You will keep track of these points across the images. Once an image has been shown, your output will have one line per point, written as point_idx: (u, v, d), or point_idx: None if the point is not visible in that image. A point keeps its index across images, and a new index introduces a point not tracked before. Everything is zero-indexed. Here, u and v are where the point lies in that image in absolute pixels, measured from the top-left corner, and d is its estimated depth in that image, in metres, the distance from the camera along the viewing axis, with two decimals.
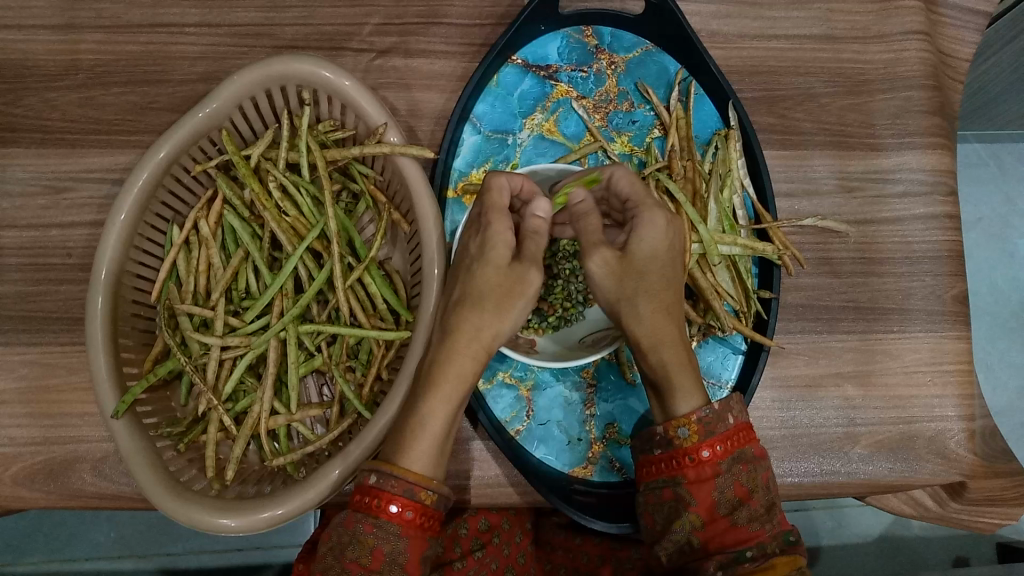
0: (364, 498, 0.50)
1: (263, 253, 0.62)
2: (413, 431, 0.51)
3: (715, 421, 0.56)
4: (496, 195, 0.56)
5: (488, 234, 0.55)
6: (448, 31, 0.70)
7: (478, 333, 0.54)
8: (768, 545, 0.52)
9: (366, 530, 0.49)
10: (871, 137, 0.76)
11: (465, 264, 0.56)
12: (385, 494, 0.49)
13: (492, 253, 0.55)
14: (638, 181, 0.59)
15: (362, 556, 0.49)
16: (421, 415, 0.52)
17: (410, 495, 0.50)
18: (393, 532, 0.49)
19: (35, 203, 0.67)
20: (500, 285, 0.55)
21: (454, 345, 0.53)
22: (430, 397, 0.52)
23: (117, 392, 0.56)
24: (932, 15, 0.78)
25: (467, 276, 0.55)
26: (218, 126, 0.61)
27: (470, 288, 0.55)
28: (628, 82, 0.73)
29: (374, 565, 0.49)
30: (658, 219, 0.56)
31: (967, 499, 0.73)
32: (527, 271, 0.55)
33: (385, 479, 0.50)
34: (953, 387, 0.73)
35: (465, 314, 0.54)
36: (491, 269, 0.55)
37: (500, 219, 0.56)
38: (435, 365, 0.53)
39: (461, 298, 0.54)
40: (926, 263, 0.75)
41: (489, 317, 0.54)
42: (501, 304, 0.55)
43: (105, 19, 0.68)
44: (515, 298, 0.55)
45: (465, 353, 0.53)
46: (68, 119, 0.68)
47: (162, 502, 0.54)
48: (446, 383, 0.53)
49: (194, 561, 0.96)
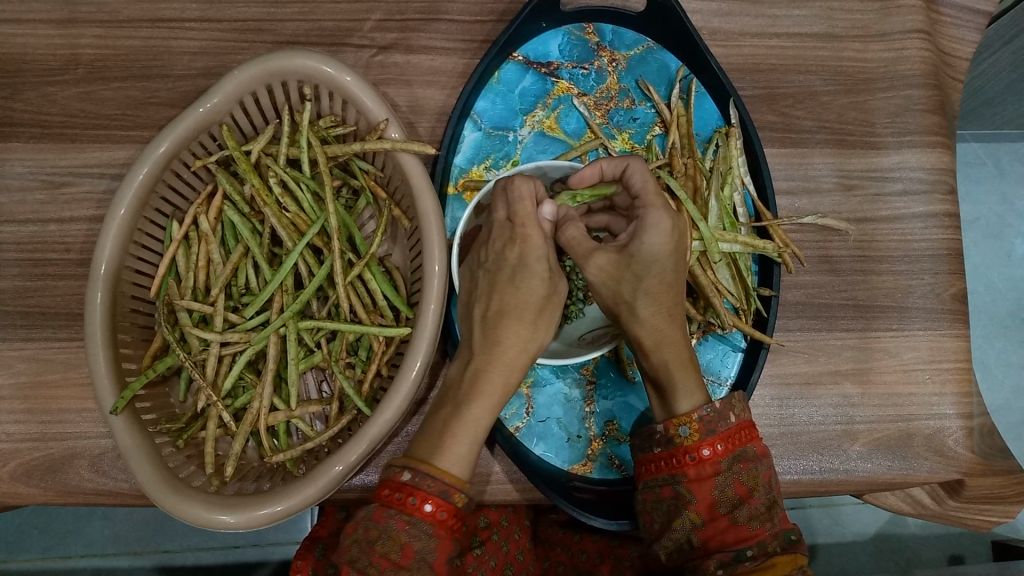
0: (397, 494, 0.49)
1: (263, 249, 0.62)
2: (454, 433, 0.52)
3: (715, 419, 0.55)
4: (528, 204, 0.56)
5: (527, 247, 0.56)
6: (449, 27, 0.70)
7: (524, 346, 0.55)
8: (769, 544, 0.52)
9: (399, 527, 0.48)
10: (872, 135, 0.76)
11: (503, 273, 0.56)
12: (421, 493, 0.49)
13: (534, 264, 0.56)
14: (652, 180, 0.58)
15: (392, 551, 0.48)
16: (466, 418, 0.52)
17: (445, 496, 0.49)
18: (425, 531, 0.49)
19: (34, 198, 0.67)
20: (544, 299, 0.56)
21: (499, 355, 0.54)
22: (475, 404, 0.53)
23: (117, 388, 0.56)
24: (932, 14, 0.78)
25: (508, 286, 0.56)
26: (218, 121, 0.60)
27: (512, 299, 0.55)
28: (629, 80, 0.73)
29: (404, 562, 0.48)
30: (663, 221, 0.55)
31: (965, 496, 0.73)
32: (558, 283, 0.58)
33: (420, 477, 0.49)
34: (952, 385, 0.73)
35: (511, 326, 0.55)
36: (535, 282, 0.56)
37: (535, 231, 0.56)
38: (479, 375, 0.54)
39: (502, 309, 0.55)
40: (925, 261, 0.75)
41: (532, 329, 0.55)
42: (539, 319, 0.56)
43: (104, 14, 0.68)
44: (553, 309, 0.57)
45: (510, 364, 0.54)
46: (67, 114, 0.67)
47: (160, 497, 0.54)
48: (491, 390, 0.54)
49: (191, 558, 0.96)
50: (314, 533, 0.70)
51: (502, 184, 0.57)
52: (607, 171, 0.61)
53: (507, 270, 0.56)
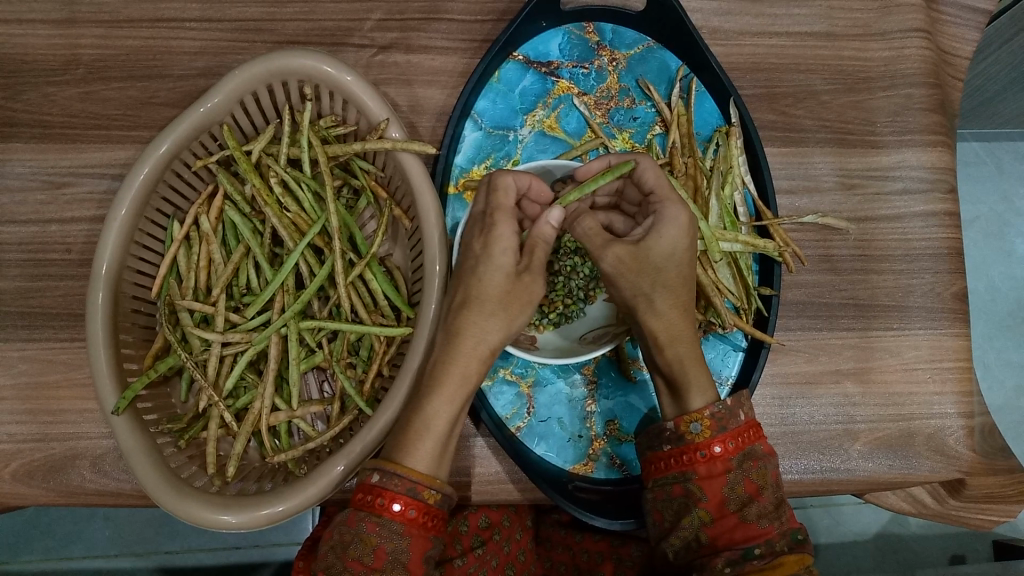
0: (367, 497, 0.50)
1: (263, 249, 0.62)
2: (418, 431, 0.51)
3: (727, 416, 0.56)
4: (502, 196, 0.56)
5: (493, 235, 0.54)
6: (449, 27, 0.70)
7: (484, 336, 0.54)
8: (777, 543, 0.53)
9: (370, 529, 0.49)
10: (872, 135, 0.76)
11: (470, 265, 0.55)
12: (388, 493, 0.50)
13: (498, 255, 0.54)
14: (664, 176, 0.59)
15: (365, 554, 0.49)
16: (426, 414, 0.52)
17: (413, 494, 0.50)
18: (396, 531, 0.49)
19: (35, 198, 0.67)
20: (507, 286, 0.54)
21: (459, 347, 0.53)
22: (435, 398, 0.52)
23: (118, 388, 0.56)
24: (933, 13, 0.78)
25: (472, 276, 0.54)
26: (219, 121, 0.60)
27: (475, 290, 0.54)
28: (629, 79, 0.73)
29: (377, 564, 0.49)
30: (680, 215, 0.55)
31: (967, 496, 0.73)
32: (534, 284, 0.55)
33: (387, 477, 0.50)
34: (953, 384, 0.73)
35: (471, 317, 0.53)
36: (496, 272, 0.54)
37: (505, 220, 0.55)
38: (439, 367, 0.53)
39: (465, 300, 0.54)
40: (926, 260, 0.75)
41: (493, 319, 0.54)
42: (502, 309, 0.54)
43: (105, 14, 0.68)
44: (521, 305, 0.55)
45: (470, 354, 0.53)
46: (67, 114, 0.67)
47: (161, 497, 0.54)
48: (450, 383, 0.52)
49: (191, 558, 0.96)
50: (315, 532, 0.68)
51: (489, 178, 0.57)
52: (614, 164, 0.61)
53: (471, 259, 0.55)
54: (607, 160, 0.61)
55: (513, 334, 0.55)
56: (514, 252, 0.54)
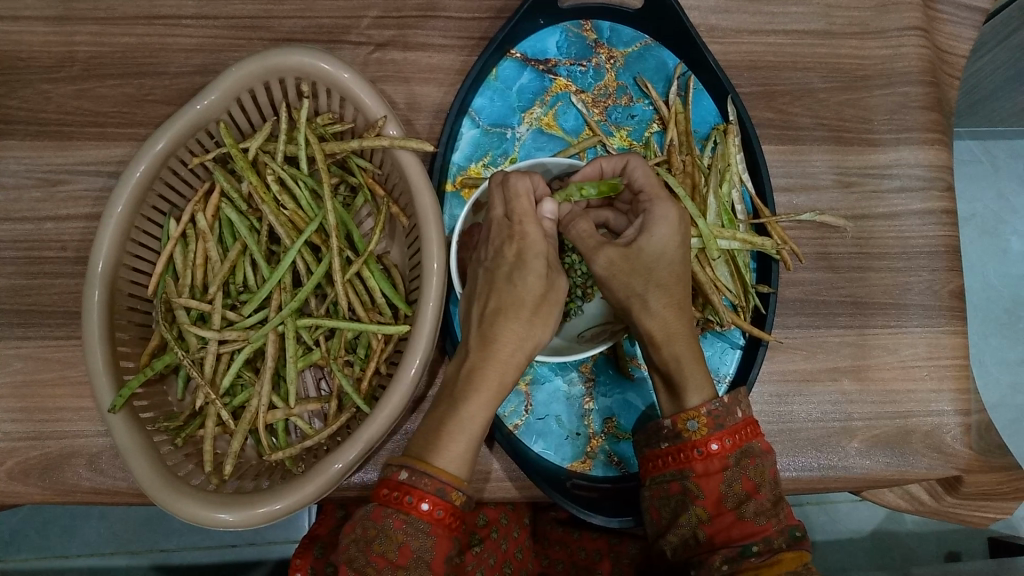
0: (393, 493, 0.49)
1: (261, 247, 0.62)
2: (450, 432, 0.51)
3: (724, 414, 0.56)
4: (524, 200, 0.55)
5: (526, 242, 0.55)
6: (446, 24, 0.70)
7: (521, 343, 0.53)
8: (775, 540, 0.53)
9: (395, 526, 0.49)
10: (869, 133, 0.76)
11: (502, 272, 0.55)
12: (417, 491, 0.49)
13: (532, 260, 0.54)
14: (653, 174, 0.59)
15: (389, 550, 0.48)
16: (461, 417, 0.51)
17: (441, 495, 0.49)
18: (422, 529, 0.49)
19: (30, 196, 0.67)
20: (541, 294, 0.54)
21: (497, 354, 0.53)
22: (471, 401, 0.52)
23: (115, 386, 0.56)
24: (930, 11, 0.78)
25: (506, 283, 0.54)
26: (216, 118, 0.60)
27: (509, 296, 0.54)
28: (627, 77, 0.73)
29: (402, 561, 0.48)
30: (670, 214, 0.56)
31: (963, 493, 0.73)
32: (558, 279, 0.56)
33: (417, 475, 0.49)
34: (949, 381, 0.73)
35: (508, 324, 0.53)
36: (532, 278, 0.54)
37: (534, 226, 0.55)
38: (475, 372, 0.53)
39: (500, 307, 0.54)
40: (922, 258, 0.76)
41: (529, 326, 0.54)
42: (536, 316, 0.54)
43: (100, 11, 0.68)
44: (551, 307, 0.55)
45: (508, 361, 0.53)
46: (63, 111, 0.67)
47: (157, 495, 0.53)
48: (488, 388, 0.52)
49: (187, 557, 0.96)
50: (312, 531, 0.70)
51: (503, 177, 0.57)
52: (607, 170, 0.62)
53: (505, 267, 0.55)
54: (600, 163, 0.62)
55: (546, 343, 0.56)
56: (545, 258, 0.55)
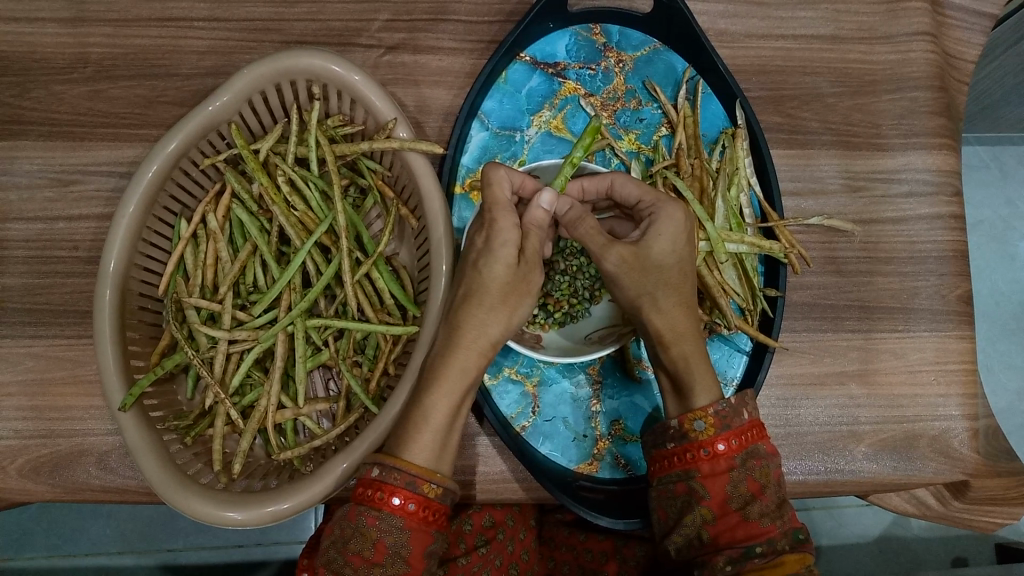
0: (367, 491, 0.50)
1: (271, 247, 0.62)
2: (417, 424, 0.51)
3: (731, 415, 0.56)
4: (498, 189, 0.54)
5: (495, 230, 0.54)
6: (455, 27, 0.70)
7: (484, 329, 0.53)
8: (778, 542, 0.53)
9: (369, 523, 0.49)
10: (877, 137, 0.76)
11: (472, 259, 0.55)
12: (387, 487, 0.49)
13: (499, 248, 0.53)
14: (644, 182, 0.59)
15: (365, 548, 0.49)
16: (425, 407, 0.51)
17: (413, 488, 0.49)
18: (396, 525, 0.49)
19: (43, 195, 0.67)
20: (510, 282, 0.54)
21: (459, 340, 0.53)
22: (434, 390, 0.52)
23: (126, 385, 0.56)
24: (939, 16, 0.78)
25: (473, 271, 0.54)
26: (227, 120, 0.61)
27: (476, 284, 0.54)
28: (636, 80, 0.73)
29: (377, 558, 0.49)
30: (677, 212, 0.56)
31: (970, 498, 0.73)
32: (531, 273, 0.55)
33: (387, 472, 0.49)
34: (958, 386, 0.73)
35: (472, 312, 0.53)
36: (500, 266, 0.53)
37: (505, 214, 0.54)
38: (440, 360, 0.53)
39: (467, 294, 0.54)
40: (931, 263, 0.75)
41: (492, 312, 0.53)
42: (504, 302, 0.54)
43: (113, 13, 0.68)
44: (521, 295, 0.55)
45: (470, 347, 0.53)
46: (76, 112, 0.67)
47: (166, 493, 0.54)
48: (449, 374, 0.52)
49: (195, 557, 0.96)
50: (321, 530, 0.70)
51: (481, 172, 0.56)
52: (589, 185, 0.62)
53: (475, 253, 0.55)
54: (579, 184, 0.62)
55: (516, 326, 0.55)
56: (516, 246, 0.54)
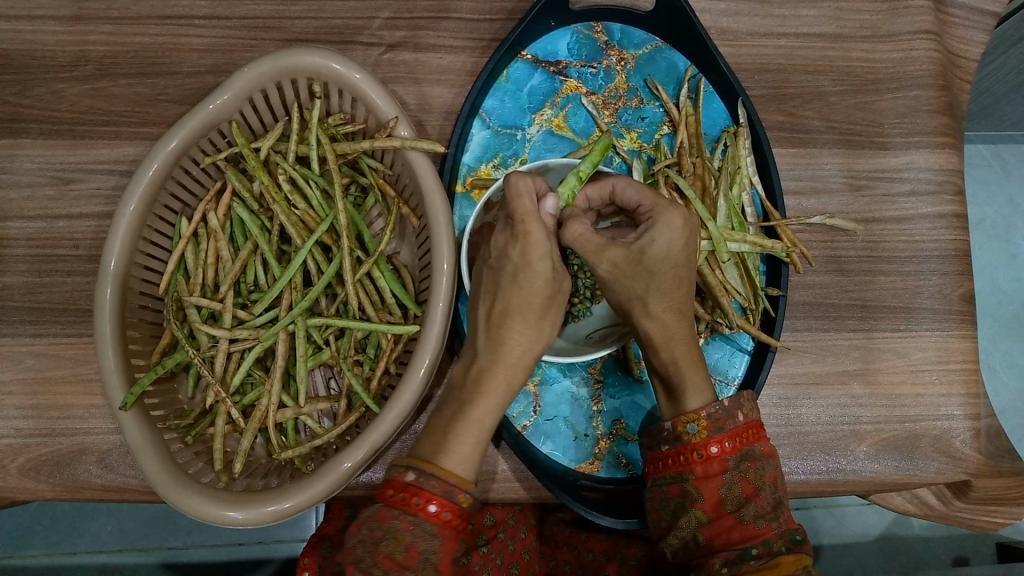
0: (401, 495, 0.49)
1: (272, 246, 0.62)
2: (459, 434, 0.51)
3: (724, 417, 0.56)
4: (526, 200, 0.53)
5: (530, 245, 0.53)
6: (457, 25, 0.70)
7: (529, 345, 0.54)
8: (774, 542, 0.53)
9: (403, 528, 0.48)
10: (880, 136, 0.76)
11: (507, 272, 0.55)
12: (425, 493, 0.49)
13: (538, 263, 0.53)
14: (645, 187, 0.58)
15: (397, 551, 0.48)
16: (471, 418, 0.52)
17: (449, 496, 0.49)
18: (428, 531, 0.48)
19: (43, 194, 0.67)
20: (548, 297, 0.55)
21: (502, 355, 0.54)
22: (480, 401, 0.53)
23: (126, 384, 0.56)
24: (942, 15, 0.78)
25: (512, 285, 0.54)
26: (227, 118, 0.61)
27: (515, 298, 0.54)
28: (638, 78, 0.73)
29: (409, 562, 0.48)
30: (676, 219, 0.55)
31: (971, 498, 0.73)
32: (563, 282, 0.56)
33: (425, 478, 0.49)
34: (959, 386, 0.73)
35: (514, 326, 0.54)
36: (540, 281, 0.54)
37: (537, 226, 0.53)
38: (483, 373, 0.54)
39: (506, 308, 0.54)
40: (933, 262, 0.75)
41: (536, 328, 0.55)
42: (544, 316, 0.55)
43: (114, 11, 0.68)
44: (554, 307, 0.56)
45: (514, 362, 0.54)
46: (76, 110, 0.67)
47: (167, 492, 0.54)
48: (495, 386, 0.53)
49: (195, 555, 0.96)
50: (321, 530, 0.69)
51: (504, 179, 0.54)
52: (592, 195, 0.62)
53: (510, 266, 0.54)
54: (583, 194, 0.62)
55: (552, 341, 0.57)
56: (552, 260, 0.54)
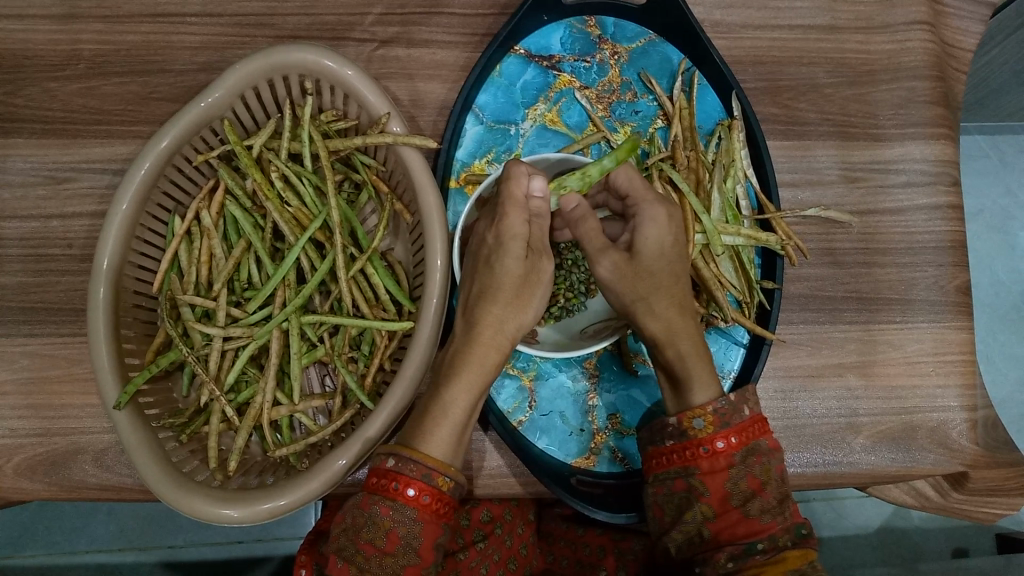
0: (381, 481, 0.50)
1: (265, 244, 0.62)
2: (435, 418, 0.51)
3: (729, 412, 0.56)
4: (515, 186, 0.54)
5: (504, 225, 0.54)
6: (450, 20, 0.70)
7: (501, 326, 0.54)
8: (780, 538, 0.53)
9: (382, 513, 0.49)
10: (874, 128, 0.76)
11: (483, 256, 0.55)
12: (403, 478, 0.49)
13: (510, 244, 0.54)
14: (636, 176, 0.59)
15: (377, 538, 0.49)
16: (444, 401, 0.52)
17: (427, 480, 0.49)
18: (409, 515, 0.49)
19: (35, 193, 0.67)
20: (520, 277, 0.54)
21: (477, 337, 0.53)
22: (454, 385, 0.52)
23: (119, 384, 0.56)
24: (937, 6, 0.77)
25: (486, 268, 0.55)
26: (219, 116, 0.60)
27: (490, 281, 0.54)
28: (631, 72, 0.73)
29: (389, 548, 0.49)
30: (659, 214, 0.56)
31: (968, 489, 0.73)
32: (540, 262, 0.56)
33: (403, 462, 0.49)
34: (956, 377, 0.73)
35: (488, 308, 0.54)
36: (511, 261, 0.54)
37: (517, 214, 0.54)
38: (458, 358, 0.53)
39: (482, 290, 0.54)
40: (929, 253, 0.75)
41: (508, 308, 0.54)
42: (517, 296, 0.55)
43: (105, 9, 0.68)
44: (532, 288, 0.56)
45: (488, 343, 0.53)
46: (68, 109, 0.67)
47: (162, 491, 0.54)
48: (468, 371, 0.52)
49: (194, 553, 0.96)
50: (318, 526, 0.69)
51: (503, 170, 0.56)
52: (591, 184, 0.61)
53: (485, 251, 0.55)
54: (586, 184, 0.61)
55: (529, 322, 0.56)
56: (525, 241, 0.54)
